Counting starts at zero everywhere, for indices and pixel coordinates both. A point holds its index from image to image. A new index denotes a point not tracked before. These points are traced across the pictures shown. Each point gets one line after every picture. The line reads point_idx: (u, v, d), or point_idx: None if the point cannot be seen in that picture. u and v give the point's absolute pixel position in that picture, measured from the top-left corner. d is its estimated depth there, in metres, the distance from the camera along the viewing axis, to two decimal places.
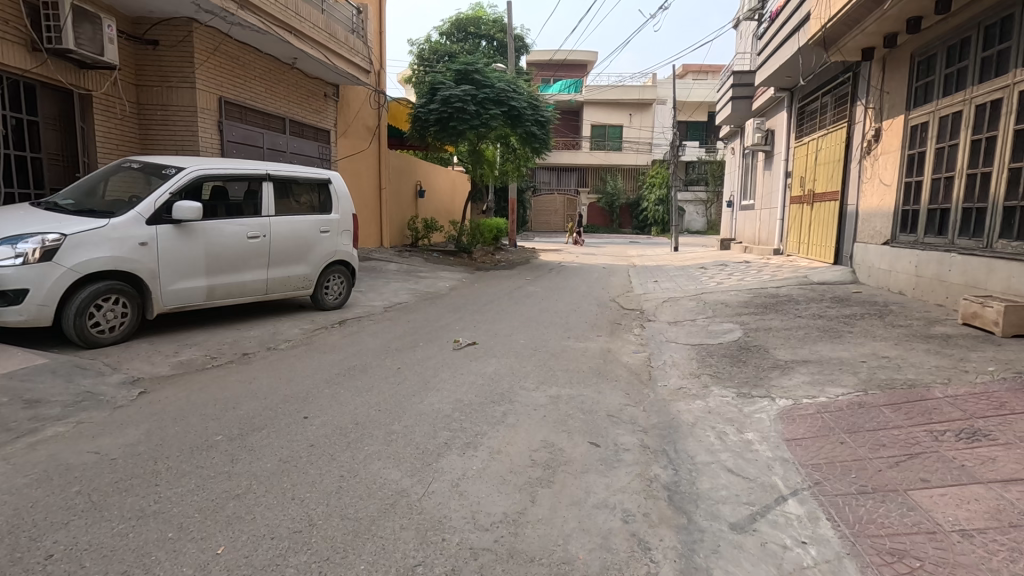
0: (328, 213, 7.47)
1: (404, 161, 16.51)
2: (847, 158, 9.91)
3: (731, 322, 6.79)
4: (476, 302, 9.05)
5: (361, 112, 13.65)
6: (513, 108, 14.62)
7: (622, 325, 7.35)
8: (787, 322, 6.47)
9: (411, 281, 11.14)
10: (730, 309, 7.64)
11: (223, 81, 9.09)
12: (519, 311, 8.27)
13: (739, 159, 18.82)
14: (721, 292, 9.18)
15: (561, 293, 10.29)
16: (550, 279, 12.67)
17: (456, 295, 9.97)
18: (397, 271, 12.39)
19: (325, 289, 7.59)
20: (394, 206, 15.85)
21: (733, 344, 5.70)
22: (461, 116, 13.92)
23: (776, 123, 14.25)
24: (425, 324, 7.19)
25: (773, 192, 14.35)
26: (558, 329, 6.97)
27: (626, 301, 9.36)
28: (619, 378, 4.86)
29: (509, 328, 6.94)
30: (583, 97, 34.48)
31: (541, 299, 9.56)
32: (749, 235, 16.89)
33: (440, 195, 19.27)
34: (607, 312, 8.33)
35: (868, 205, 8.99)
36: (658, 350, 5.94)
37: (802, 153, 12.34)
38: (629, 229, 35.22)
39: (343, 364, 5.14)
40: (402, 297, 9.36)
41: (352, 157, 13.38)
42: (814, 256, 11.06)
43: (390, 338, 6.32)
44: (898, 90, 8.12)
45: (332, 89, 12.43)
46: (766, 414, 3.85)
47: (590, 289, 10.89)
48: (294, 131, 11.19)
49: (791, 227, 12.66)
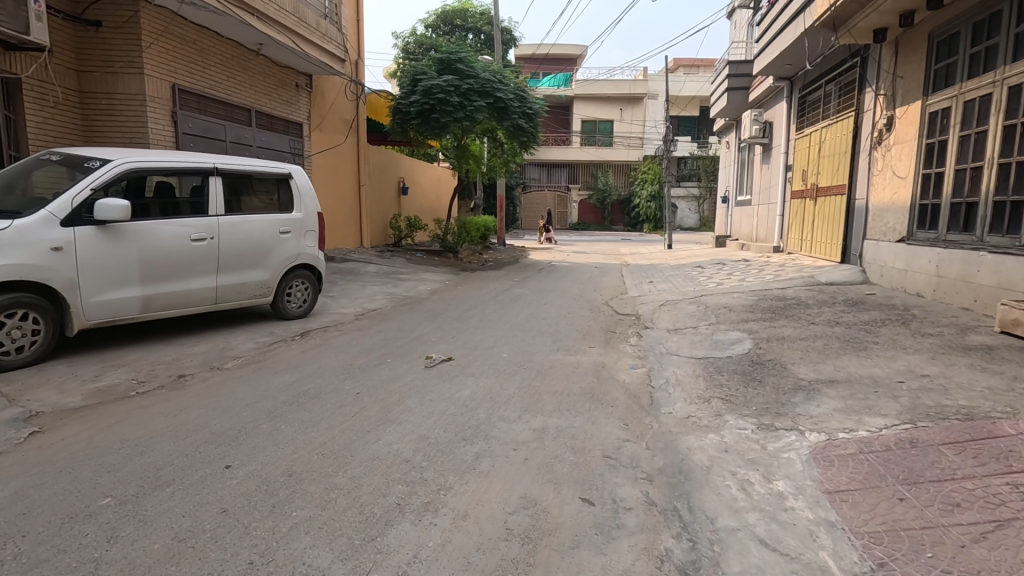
0: (288, 212, 6.70)
1: (385, 156, 15.72)
2: (855, 149, 9.26)
3: (738, 330, 6.11)
4: (458, 307, 8.32)
5: (337, 104, 12.84)
6: (499, 99, 13.87)
7: (617, 333, 6.66)
8: (800, 330, 5.81)
9: (390, 285, 10.39)
10: (734, 314, 6.97)
11: (177, 67, 8.28)
12: (504, 317, 7.54)
13: (735, 153, 18.17)
14: (722, 294, 8.51)
15: (551, 296, 9.58)
16: (540, 280, 11.98)
17: (437, 299, 9.23)
18: (375, 273, 11.62)
19: (287, 296, 6.82)
20: (374, 204, 15.08)
21: (743, 358, 5.02)
22: (444, 108, 13.17)
23: (775, 114, 13.59)
24: (398, 334, 6.46)
25: (772, 187, 13.71)
26: (546, 339, 6.26)
27: (621, 305, 8.68)
28: (616, 403, 4.16)
29: (492, 338, 6.22)
30: (573, 91, 33.78)
31: (529, 304, 8.85)
32: (746, 232, 16.26)
33: (425, 192, 18.49)
34: (600, 318, 7.63)
35: (879, 200, 8.34)
36: (659, 365, 5.25)
37: (803, 146, 11.69)
38: (621, 226, 34.60)
39: (294, 388, 4.41)
40: (377, 303, 8.61)
41: (328, 152, 12.59)
42: (818, 254, 10.42)
43: (356, 353, 5.59)
44: (914, 74, 7.46)
45: (305, 79, 11.62)
46: (795, 454, 3.17)
47: (582, 291, 10.20)
48: (262, 123, 10.38)
49: (792, 224, 12.03)
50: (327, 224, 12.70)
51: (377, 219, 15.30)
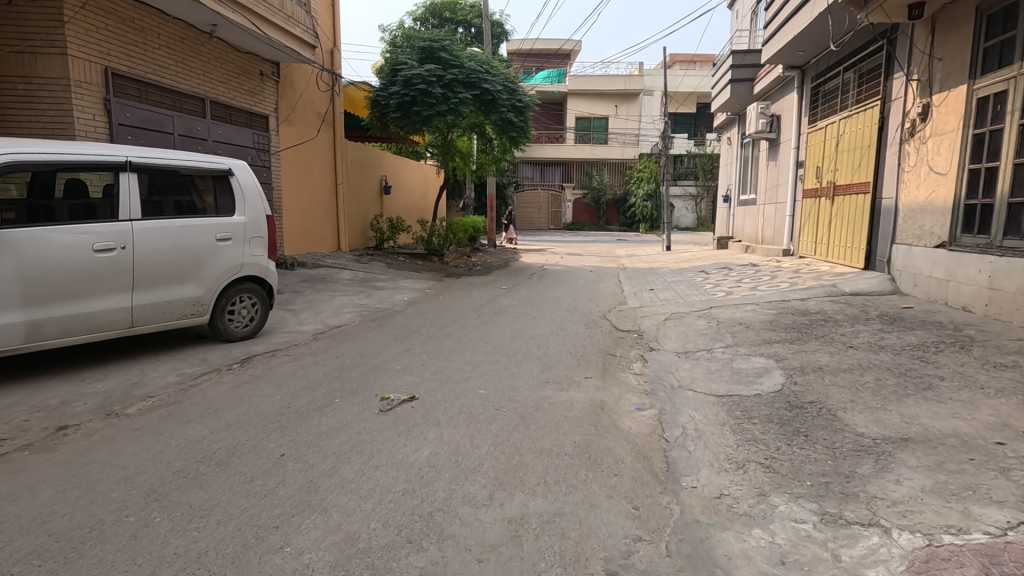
0: (228, 215, 5.67)
1: (365, 153, 14.69)
2: (881, 142, 8.28)
3: (762, 357, 5.13)
4: (435, 323, 7.30)
5: (309, 95, 11.77)
6: (486, 91, 12.86)
7: (618, 358, 5.65)
8: (838, 356, 4.83)
9: (364, 294, 9.35)
10: (753, 334, 5.97)
11: (111, 48, 7.24)
12: (486, 336, 6.54)
13: (737, 149, 17.20)
14: (735, 307, 7.50)
15: (543, 308, 8.56)
16: (531, 287, 11.02)
17: (414, 312, 8.20)
18: (350, 281, 10.59)
19: (228, 315, 5.77)
20: (353, 205, 14.07)
21: (777, 399, 4.03)
22: (426, 100, 12.17)
23: (784, 106, 12.65)
24: (358, 361, 5.44)
25: (781, 185, 12.76)
26: (534, 366, 5.25)
27: (620, 319, 7.68)
28: (622, 470, 3.15)
29: (470, 366, 5.22)
30: (567, 87, 32.74)
31: (517, 317, 7.83)
32: (750, 233, 15.33)
33: (410, 191, 17.45)
34: (597, 337, 6.63)
35: (911, 199, 7.39)
36: (672, 405, 4.25)
37: (817, 140, 10.73)
38: (617, 226, 33.68)
39: (201, 448, 3.38)
40: (344, 317, 7.57)
41: (299, 148, 11.56)
42: (837, 259, 9.46)
43: (301, 389, 4.57)
44: (957, 54, 6.50)
45: (271, 67, 10.58)
46: (886, 572, 2.17)
47: (577, 301, 9.20)
48: (219, 114, 9.32)
49: (804, 225, 11.09)
50: (298, 227, 11.69)
51: (357, 221, 14.30)
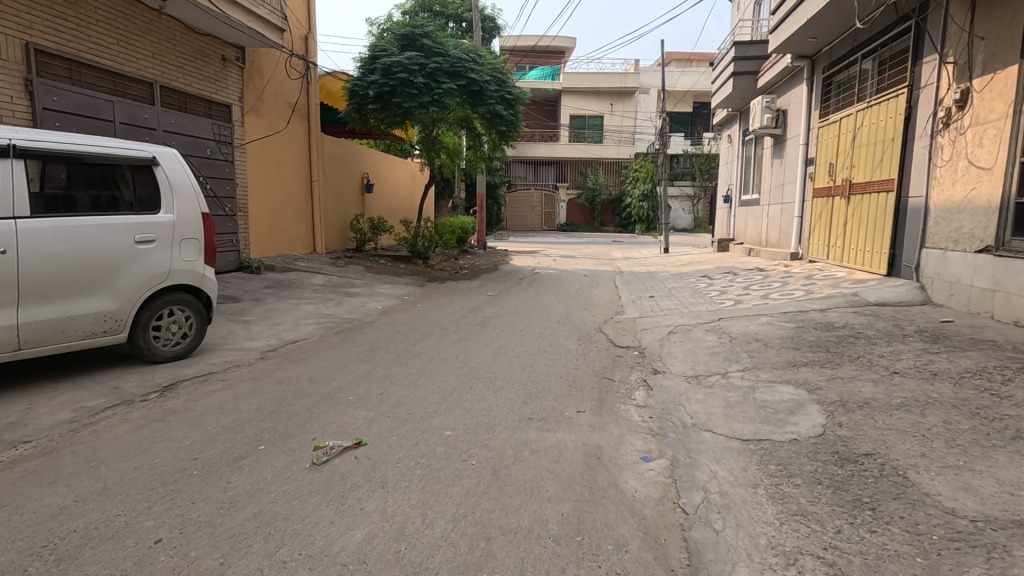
0: (151, 213, 4.76)
1: (344, 148, 13.77)
2: (907, 134, 7.45)
3: (790, 385, 4.26)
4: (406, 338, 6.40)
5: (280, 84, 10.84)
6: (472, 82, 12.00)
7: (617, 384, 4.78)
8: (886, 386, 3.97)
9: (333, 302, 8.44)
10: (774, 353, 5.11)
11: (35, 20, 6.32)
12: (464, 355, 5.65)
13: (738, 147, 16.40)
14: (747, 319, 6.65)
15: (531, 318, 7.68)
16: (520, 293, 10.15)
17: (386, 324, 7.30)
18: (321, 286, 9.67)
19: (153, 332, 4.85)
20: (331, 203, 13.19)
21: (821, 448, 3.16)
22: (407, 90, 11.31)
23: (792, 100, 11.84)
24: (305, 388, 4.54)
25: (787, 185, 11.97)
26: (516, 396, 4.37)
27: (618, 332, 6.80)
28: (627, 567, 2.26)
29: (438, 397, 4.32)
30: (562, 84, 31.90)
31: (501, 329, 6.95)
32: (753, 235, 14.52)
33: (394, 190, 16.56)
34: (592, 355, 5.75)
35: (945, 197, 6.58)
36: (686, 453, 3.37)
37: (830, 135, 9.91)
38: (612, 227, 32.87)
39: (52, 529, 2.47)
40: (303, 330, 6.66)
41: (268, 141, 10.66)
42: (854, 264, 8.65)
43: (222, 429, 3.66)
44: (1005, 30, 5.68)
45: (235, 52, 9.66)
46: None
47: (569, 310, 8.33)
48: (171, 102, 8.39)
49: (815, 227, 10.28)
50: (267, 226, 10.82)
51: (335, 221, 13.42)
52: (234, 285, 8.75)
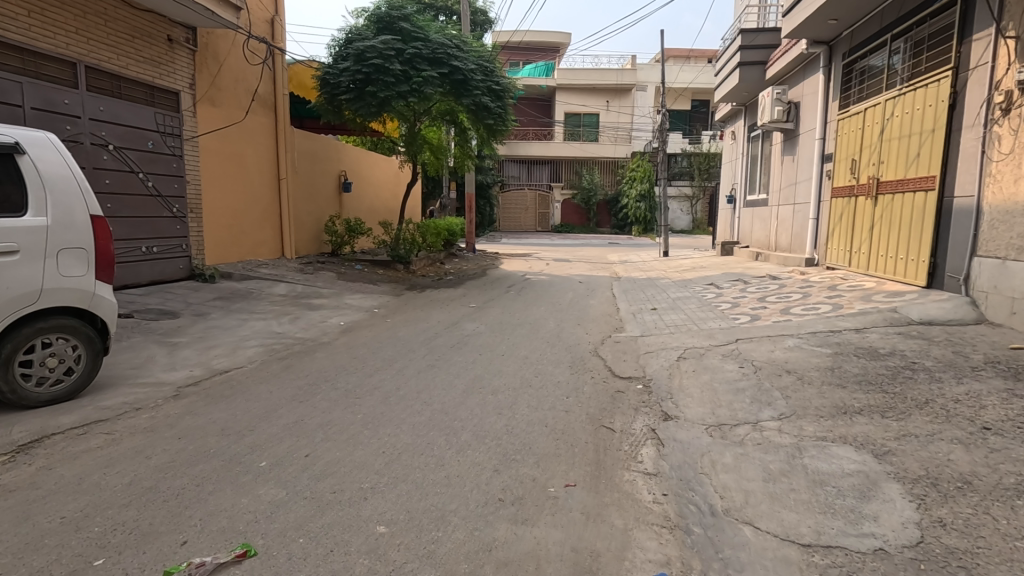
0: (14, 215, 3.71)
1: (317, 144, 12.70)
2: (952, 124, 6.45)
3: (848, 445, 3.23)
4: (363, 365, 5.33)
5: (239, 71, 9.75)
6: (456, 70, 10.96)
7: (617, 436, 3.73)
8: (984, 453, 2.94)
9: (290, 317, 7.36)
10: (814, 393, 4.07)
11: None
12: (429, 391, 4.59)
13: (743, 144, 15.40)
14: (770, 341, 5.62)
15: (516, 337, 6.62)
16: (507, 303, 9.10)
17: (345, 344, 6.22)
18: (283, 297, 8.59)
19: (22, 368, 3.78)
20: (304, 204, 12.17)
21: (928, 570, 2.13)
22: (382, 78, 10.26)
23: (806, 91, 10.85)
24: (211, 445, 3.46)
25: (800, 184, 10.99)
26: (485, 460, 3.30)
27: (617, 357, 5.75)
28: None
29: (382, 462, 3.26)
30: (556, 81, 30.89)
31: (480, 351, 5.89)
32: (760, 238, 13.54)
33: (375, 190, 15.52)
34: (586, 390, 4.69)
35: (1005, 196, 5.59)
36: (723, 567, 2.32)
37: (851, 128, 8.92)
38: (608, 229, 31.91)
39: None
40: (242, 355, 5.57)
41: (227, 134, 9.62)
42: (883, 273, 7.66)
43: (61, 523, 2.58)
44: None
45: (184, 32, 8.56)
46: None
47: (561, 326, 7.28)
48: (101, 86, 7.29)
49: (834, 230, 9.28)
50: (227, 229, 9.78)
51: (308, 223, 12.39)
52: (179, 297, 7.66)
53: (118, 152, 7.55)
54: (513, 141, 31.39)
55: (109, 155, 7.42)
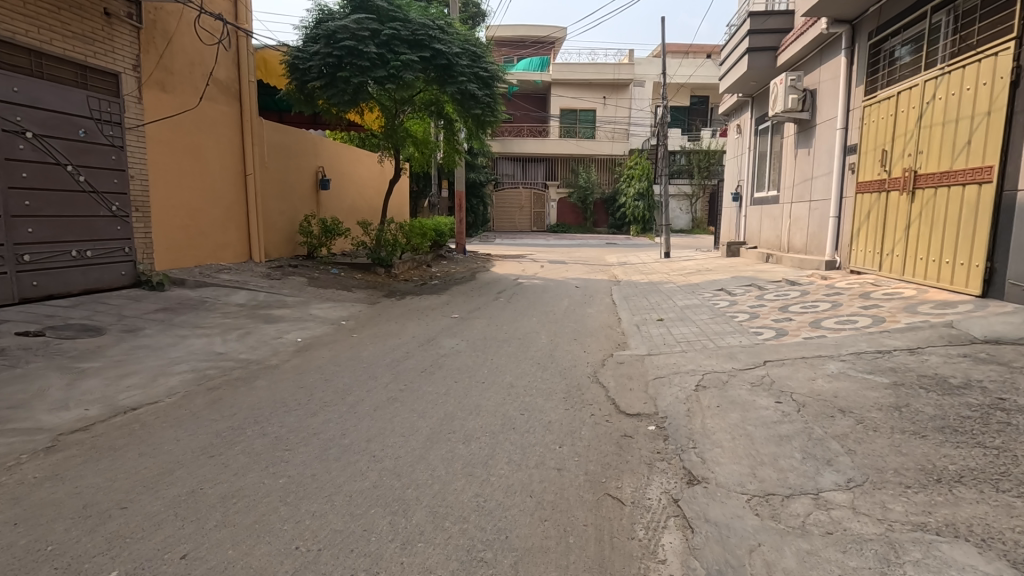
0: None
1: (290, 137, 11.67)
2: (1014, 104, 5.52)
3: (966, 543, 2.24)
4: (309, 399, 4.31)
5: (193, 52, 8.71)
6: (438, 54, 9.99)
7: (629, 515, 2.72)
8: None
9: (241, 332, 6.32)
10: (886, 447, 3.08)
11: None
12: (383, 438, 3.57)
13: (750, 138, 14.44)
14: (807, 365, 4.63)
15: (502, 356, 5.60)
16: (494, 312, 8.10)
17: (296, 368, 5.19)
18: (239, 307, 7.55)
19: None
20: (276, 202, 11.18)
21: None
22: (356, 63, 9.32)
23: (824, 76, 9.87)
24: (52, 539, 2.43)
25: (818, 180, 10.04)
26: (442, 566, 2.28)
27: (622, 385, 4.73)
28: None
29: (290, 570, 2.24)
30: (551, 76, 29.87)
31: (456, 377, 4.88)
32: (770, 238, 12.59)
33: (357, 188, 14.50)
34: (585, 435, 3.68)
35: None
36: None
37: (880, 116, 7.96)
38: (605, 228, 31.02)
39: None
40: (162, 385, 4.53)
41: (181, 123, 8.58)
42: (924, 279, 6.70)
43: None
44: None
45: (124, 6, 7.54)
46: None
47: (555, 341, 6.27)
48: (13, 62, 6.26)
49: (861, 230, 8.32)
50: (185, 230, 8.78)
51: (281, 223, 11.40)
52: (112, 309, 6.61)
53: (38, 141, 6.51)
54: (507, 138, 30.35)
55: (26, 143, 6.37)
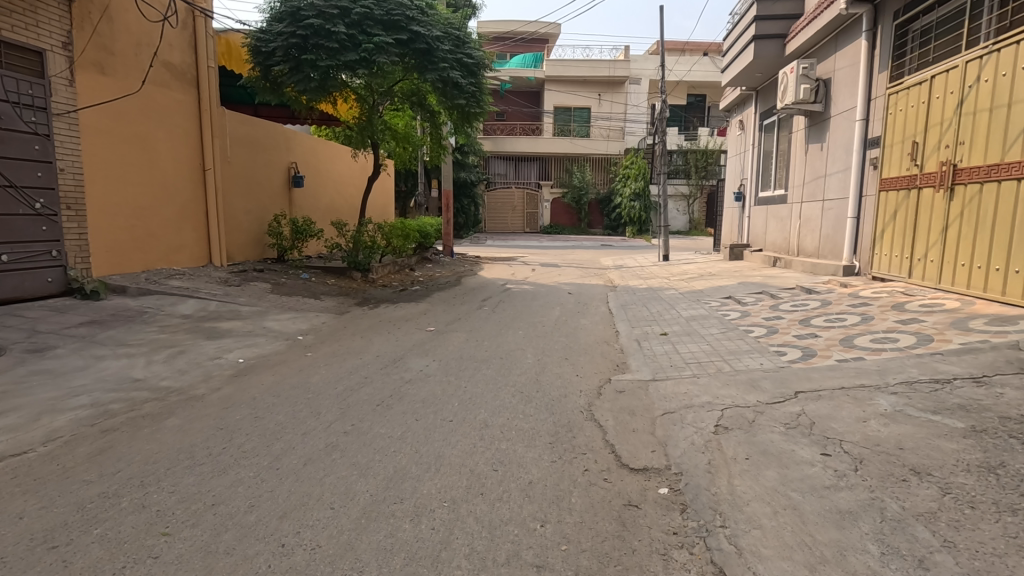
0: None
1: (258, 130, 10.75)
2: None
3: None
4: (225, 446, 3.37)
5: (137, 32, 7.81)
6: (417, 38, 9.14)
7: None
8: None
9: (173, 351, 5.37)
10: (1001, 540, 2.18)
11: None
12: (303, 514, 2.63)
13: (754, 133, 13.60)
14: (853, 400, 3.73)
15: (479, 382, 4.68)
16: (476, 324, 7.17)
17: (224, 399, 4.25)
18: (183, 320, 6.60)
19: None
20: (242, 200, 10.26)
21: None
22: (324, 44, 8.49)
23: (841, 63, 9.03)
24: None
25: (833, 178, 9.20)
26: None
27: (622, 424, 3.81)
28: None
29: None
30: (544, 73, 29.01)
31: (419, 414, 3.95)
32: (776, 240, 11.76)
33: (333, 185, 13.56)
34: (576, 506, 2.76)
35: None
36: None
37: (909, 104, 7.11)
38: (601, 229, 30.19)
39: None
40: (42, 427, 3.58)
41: (124, 112, 7.67)
42: (967, 288, 5.87)
43: None
44: None
45: None
46: None
47: (543, 362, 5.36)
48: None
49: (887, 232, 7.48)
50: (129, 230, 7.85)
51: (247, 223, 10.48)
52: (25, 324, 5.64)
53: None
54: (499, 136, 29.44)
55: None
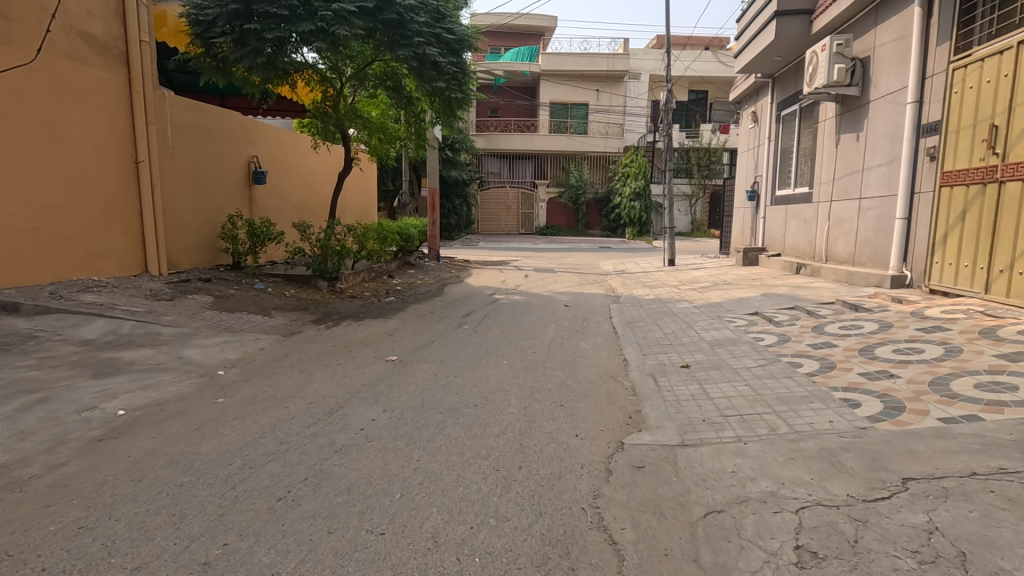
0: None
1: (210, 118, 9.39)
2: None
3: None
4: None
5: None
6: (385, 8, 7.84)
7: None
8: None
9: (31, 398, 3.97)
10: None
11: None
12: None
13: (770, 125, 12.29)
14: (1009, 506, 2.38)
15: (437, 453, 3.32)
16: (450, 351, 5.81)
17: (56, 488, 2.86)
18: (78, 348, 5.20)
19: None
20: (188, 198, 8.86)
21: None
22: (272, 11, 7.20)
23: (885, 38, 7.72)
24: None
25: (873, 172, 7.90)
26: None
27: (648, 541, 2.45)
28: None
29: None
30: (540, 67, 27.66)
31: (336, 520, 2.58)
32: (799, 244, 10.46)
33: (301, 181, 12.20)
34: None
35: None
36: None
37: (984, 79, 5.81)
38: (598, 231, 28.89)
39: None
40: None
41: (21, 89, 6.36)
42: None
43: None
44: None
45: None
46: None
47: (530, 416, 3.99)
48: None
49: (952, 236, 6.19)
50: (32, 233, 6.50)
51: (197, 225, 9.10)
52: None
53: None
54: (492, 133, 28.08)
55: None
